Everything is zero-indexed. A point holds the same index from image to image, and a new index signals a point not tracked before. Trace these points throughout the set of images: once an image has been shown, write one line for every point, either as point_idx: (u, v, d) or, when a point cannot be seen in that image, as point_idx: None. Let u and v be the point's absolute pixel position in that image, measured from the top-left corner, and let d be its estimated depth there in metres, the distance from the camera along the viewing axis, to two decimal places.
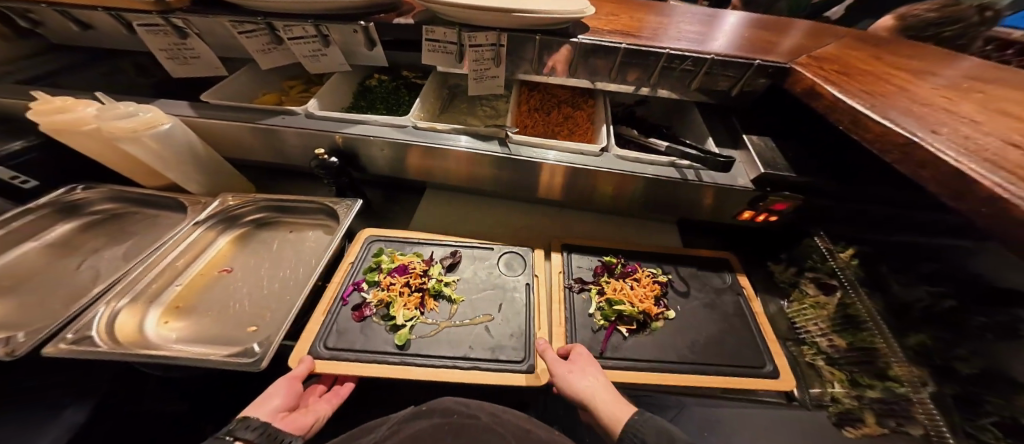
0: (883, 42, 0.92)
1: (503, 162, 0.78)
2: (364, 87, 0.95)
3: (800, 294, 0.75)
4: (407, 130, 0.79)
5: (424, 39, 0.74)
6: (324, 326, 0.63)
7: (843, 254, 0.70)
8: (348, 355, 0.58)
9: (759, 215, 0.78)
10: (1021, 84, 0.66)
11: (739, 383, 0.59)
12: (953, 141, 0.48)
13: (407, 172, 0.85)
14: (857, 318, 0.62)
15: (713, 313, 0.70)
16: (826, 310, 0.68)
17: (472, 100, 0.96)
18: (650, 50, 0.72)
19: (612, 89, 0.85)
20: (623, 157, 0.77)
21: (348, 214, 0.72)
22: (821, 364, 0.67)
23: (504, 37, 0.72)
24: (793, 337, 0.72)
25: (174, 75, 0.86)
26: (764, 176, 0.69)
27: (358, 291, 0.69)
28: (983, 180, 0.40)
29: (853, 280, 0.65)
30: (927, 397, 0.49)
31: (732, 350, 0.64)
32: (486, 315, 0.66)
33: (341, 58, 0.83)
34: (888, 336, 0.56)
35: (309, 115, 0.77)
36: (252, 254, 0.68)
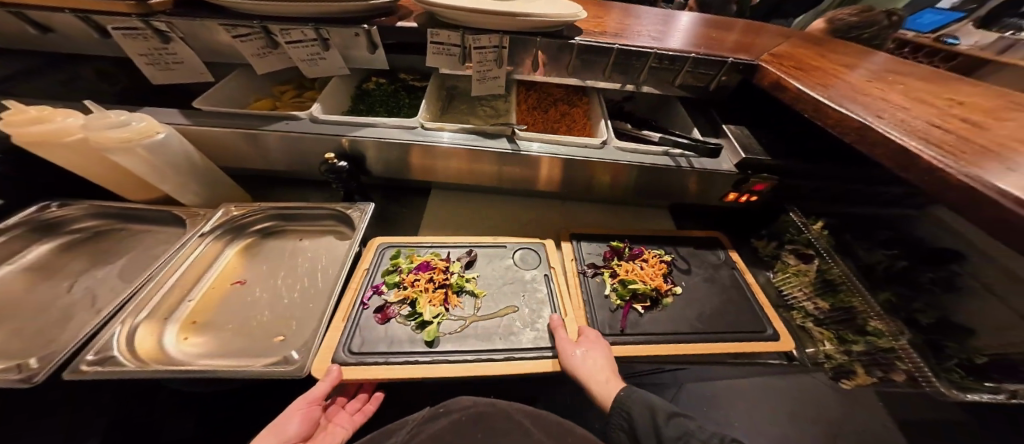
0: (822, 41, 1.06)
1: (511, 158, 0.80)
2: (363, 91, 0.95)
3: (782, 264, 0.85)
4: (416, 132, 0.79)
5: (429, 41, 0.74)
6: (346, 332, 0.59)
7: (815, 226, 0.80)
8: (375, 358, 0.56)
9: (742, 197, 0.87)
10: (929, 76, 0.80)
11: (746, 346, 0.67)
12: (895, 124, 0.58)
13: (414, 173, 0.86)
14: (834, 282, 0.72)
15: (713, 286, 0.77)
16: (807, 276, 0.79)
17: (471, 101, 0.99)
18: (637, 50, 0.79)
19: (601, 86, 0.89)
20: (621, 149, 0.83)
21: (363, 218, 0.72)
22: (811, 326, 0.75)
23: (507, 39, 0.75)
24: (783, 304, 0.81)
25: (154, 81, 0.81)
26: (746, 161, 0.78)
27: (378, 294, 0.67)
28: (923, 155, 0.49)
29: (826, 248, 0.75)
30: (905, 345, 0.58)
31: (732, 318, 0.72)
32: (510, 306, 0.68)
33: (341, 62, 0.82)
34: (864, 295, 0.66)
35: (314, 120, 0.77)
36: (265, 264, 0.67)
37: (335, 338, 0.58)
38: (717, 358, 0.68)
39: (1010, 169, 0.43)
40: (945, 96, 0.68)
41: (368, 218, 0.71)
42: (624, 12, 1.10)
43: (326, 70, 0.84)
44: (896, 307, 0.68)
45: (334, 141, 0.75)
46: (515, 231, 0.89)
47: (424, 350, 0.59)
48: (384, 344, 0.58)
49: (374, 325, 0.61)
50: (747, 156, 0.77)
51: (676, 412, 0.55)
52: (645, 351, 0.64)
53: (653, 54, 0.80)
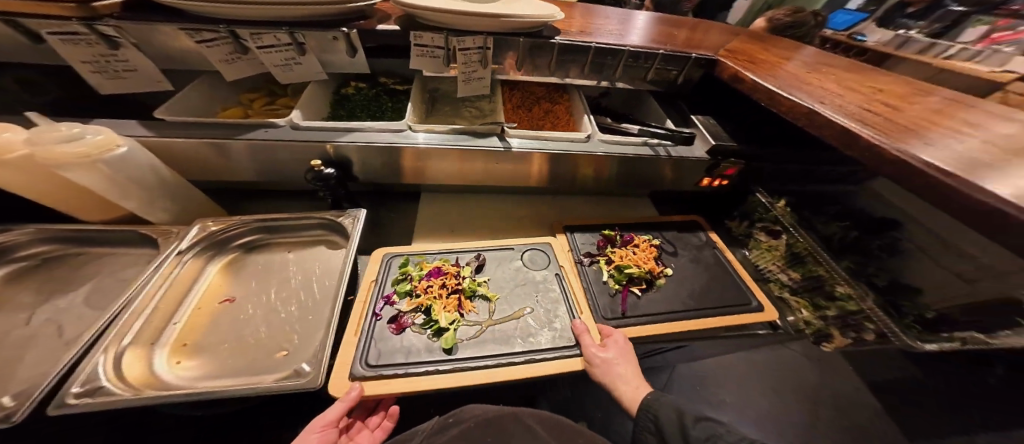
0: (764, 38, 1.19)
1: (503, 156, 0.81)
2: (342, 96, 0.92)
3: (755, 242, 0.94)
4: (404, 135, 0.78)
5: (412, 44, 0.72)
6: (361, 346, 0.60)
7: (779, 204, 0.89)
8: (396, 370, 0.56)
9: (714, 181, 0.94)
10: (855, 66, 0.92)
11: (735, 319, 0.73)
12: (837, 109, 0.66)
13: (403, 176, 0.84)
14: (801, 255, 0.82)
15: (698, 266, 0.84)
16: (778, 251, 0.88)
17: (454, 102, 0.98)
18: (610, 48, 0.83)
19: (580, 83, 0.92)
20: (605, 141, 0.87)
21: (356, 225, 0.72)
22: (787, 295, 0.83)
23: (490, 40, 0.75)
24: (761, 278, 0.88)
25: (100, 91, 0.73)
26: (717, 148, 0.85)
27: (390, 304, 0.67)
28: (863, 134, 0.57)
29: (791, 223, 0.85)
30: (872, 304, 0.67)
31: (718, 293, 0.78)
32: (525, 308, 0.69)
33: (318, 67, 0.78)
34: (827, 263, 0.75)
35: (294, 127, 0.73)
36: (249, 281, 0.72)
37: (349, 353, 0.58)
38: (710, 331, 0.74)
39: (927, 144, 0.52)
40: (873, 84, 0.80)
41: (361, 227, 0.71)
42: (592, 13, 1.15)
43: (301, 74, 0.80)
44: (853, 271, 0.78)
45: (318, 148, 0.72)
46: (509, 230, 0.90)
47: (445, 358, 0.59)
48: (402, 357, 0.58)
49: (389, 337, 0.61)
50: (717, 143, 0.84)
51: (703, 414, 0.55)
52: (645, 331, 0.68)
53: (627, 51, 0.85)
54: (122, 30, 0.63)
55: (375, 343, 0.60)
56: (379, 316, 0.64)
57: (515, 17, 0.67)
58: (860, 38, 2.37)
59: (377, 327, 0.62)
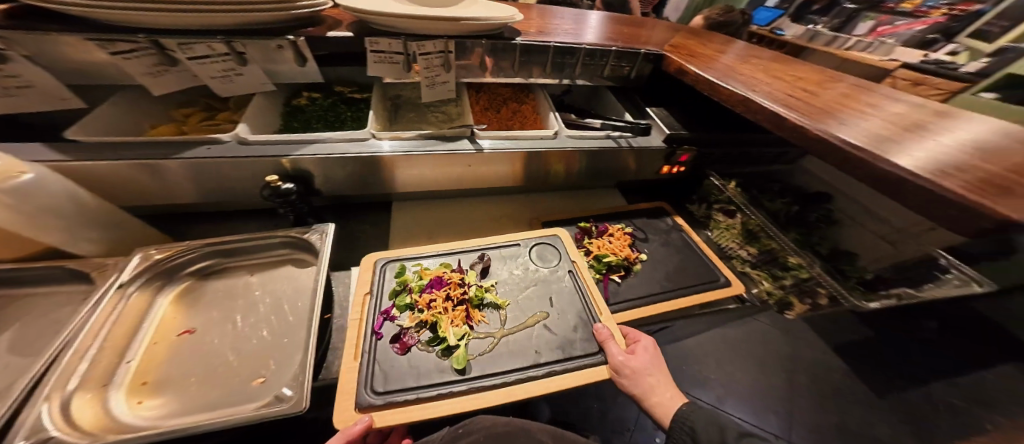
0: (703, 34, 1.30)
1: (474, 159, 0.80)
2: (294, 107, 0.86)
3: (715, 222, 1.02)
4: (368, 143, 0.74)
5: (368, 50, 0.68)
6: (364, 371, 0.56)
7: (730, 185, 0.98)
8: (406, 396, 0.53)
9: (674, 168, 1.01)
10: (779, 58, 1.04)
11: (709, 295, 0.79)
12: (767, 94, 0.74)
13: (370, 186, 0.80)
14: (755, 232, 0.91)
15: (669, 248, 0.89)
16: (735, 229, 0.96)
17: (419, 108, 0.96)
18: (568, 46, 0.86)
19: (544, 82, 0.94)
20: (572, 136, 0.90)
21: (326, 239, 0.67)
22: (748, 269, 0.91)
23: (452, 43, 0.73)
24: (725, 256, 0.95)
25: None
26: (672, 136, 0.91)
27: (390, 320, 0.63)
28: (789, 117, 0.64)
29: (742, 203, 0.94)
30: (821, 271, 0.75)
31: (690, 273, 0.83)
32: (541, 313, 0.67)
33: (264, 78, 0.72)
34: (778, 237, 0.85)
35: (242, 142, 0.67)
36: (211, 309, 0.68)
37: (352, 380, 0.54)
38: (687, 310, 0.80)
39: (842, 123, 0.60)
40: (797, 73, 0.90)
41: (330, 244, 0.66)
42: (547, 14, 1.18)
43: (246, 87, 0.73)
44: (801, 242, 0.87)
45: (272, 163, 0.67)
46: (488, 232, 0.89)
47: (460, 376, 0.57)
48: (407, 379, 0.55)
49: (394, 357, 0.58)
50: (672, 132, 0.91)
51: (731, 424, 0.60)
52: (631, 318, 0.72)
53: (584, 50, 0.88)
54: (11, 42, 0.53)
55: (377, 363, 0.57)
56: (379, 334, 0.61)
57: (477, 18, 0.66)
58: (779, 32, 2.77)
59: (385, 348, 0.59)
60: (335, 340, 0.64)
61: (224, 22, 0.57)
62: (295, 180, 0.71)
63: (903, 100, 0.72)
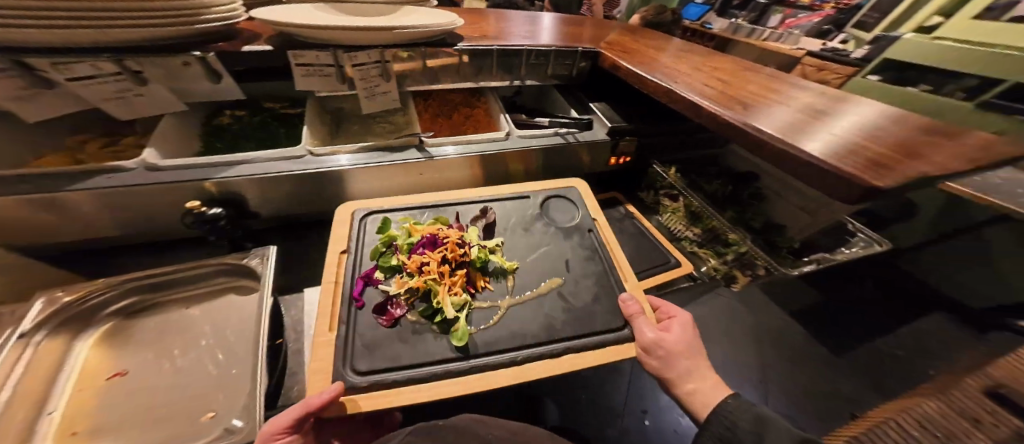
0: (638, 31, 1.38)
1: (424, 166, 0.79)
2: (216, 127, 0.78)
3: (663, 207, 1.10)
4: (304, 160, 0.69)
5: (293, 64, 0.65)
6: (342, 346, 0.55)
7: (670, 171, 1.06)
8: (393, 376, 0.52)
9: (620, 159, 1.06)
10: (704, 51, 1.14)
11: (662, 277, 0.85)
12: (687, 86, 0.81)
13: (313, 202, 0.76)
14: (697, 213, 1.00)
15: (622, 236, 0.95)
16: (680, 211, 1.05)
17: (364, 119, 0.93)
18: (511, 48, 0.87)
19: (494, 85, 0.95)
20: (523, 136, 0.92)
21: (268, 264, 0.62)
22: (695, 248, 1.00)
23: (387, 53, 0.70)
24: (676, 238, 1.04)
25: None
26: (614, 129, 0.97)
27: (371, 286, 0.64)
28: (703, 105, 0.71)
29: (681, 188, 1.03)
30: (751, 245, 0.86)
31: (645, 256, 0.90)
32: (557, 280, 0.69)
33: (171, 97, 0.65)
34: (716, 215, 0.94)
35: (152, 167, 0.60)
36: (146, 347, 0.62)
37: (330, 360, 0.52)
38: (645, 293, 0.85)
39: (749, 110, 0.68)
40: (717, 66, 0.99)
41: (271, 266, 0.61)
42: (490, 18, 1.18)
43: (153, 106, 0.66)
44: (736, 218, 0.97)
45: (194, 187, 0.61)
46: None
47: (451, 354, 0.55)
48: (393, 354, 0.54)
49: (380, 329, 0.58)
50: (614, 126, 0.96)
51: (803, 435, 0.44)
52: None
53: (525, 51, 0.90)
54: None
55: (359, 335, 0.56)
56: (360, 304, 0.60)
57: (410, 27, 0.64)
58: (708, 27, 3.02)
59: (375, 314, 0.60)
60: (292, 364, 0.61)
61: (106, 39, 0.50)
62: (222, 203, 0.65)
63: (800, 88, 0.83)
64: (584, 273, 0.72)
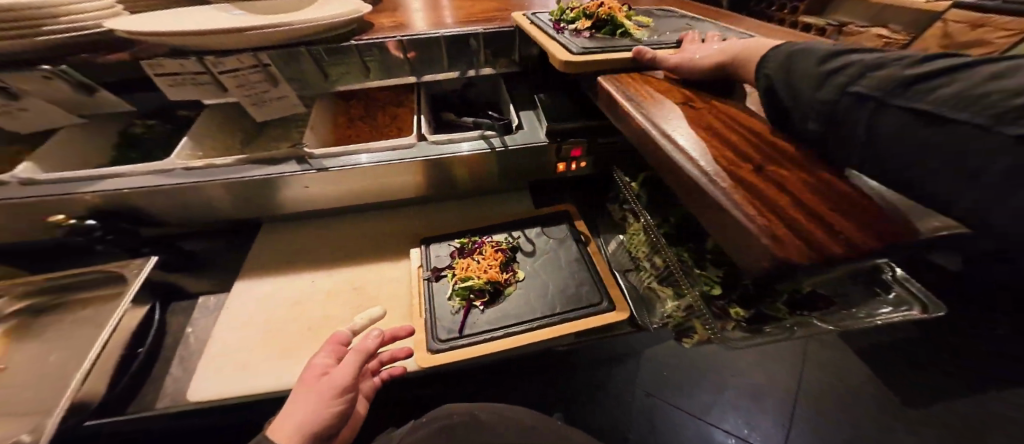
0: None
1: (315, 179, 0.67)
2: (129, 136, 0.76)
3: (628, 226, 0.78)
4: (173, 174, 0.63)
5: (152, 74, 0.57)
6: (557, 47, 0.56)
7: (633, 184, 0.76)
8: (596, 55, 0.52)
9: (571, 166, 0.79)
10: (708, 15, 0.81)
11: (581, 325, 0.64)
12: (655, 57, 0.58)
13: (223, 214, 0.71)
14: (673, 236, 0.66)
15: (553, 266, 0.74)
16: (641, 236, 0.72)
17: (284, 121, 0.83)
18: (423, 36, 0.67)
19: (436, 78, 0.75)
20: (436, 142, 0.72)
21: (141, 273, 0.63)
22: (654, 284, 0.70)
23: (266, 56, 0.59)
24: (631, 266, 0.76)
25: (21, 130, 0.67)
26: (551, 129, 0.70)
27: (561, 30, 0.63)
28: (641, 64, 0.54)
29: (640, 202, 0.72)
30: (700, 299, 0.56)
31: (565, 298, 0.68)
32: (703, 25, 0.66)
33: (58, 110, 0.66)
34: (664, 248, 0.64)
35: (25, 182, 0.60)
36: (30, 349, 0.63)
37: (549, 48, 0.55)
38: (560, 341, 0.66)
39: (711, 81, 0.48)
40: (703, 23, 0.67)
41: (141, 280, 0.61)
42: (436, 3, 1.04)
43: (104, 104, 0.69)
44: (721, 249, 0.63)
45: (70, 201, 0.60)
46: (350, 262, 0.76)
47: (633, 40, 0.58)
48: (586, 45, 0.55)
49: (580, 40, 0.57)
50: (551, 122, 0.69)
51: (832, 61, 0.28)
52: (470, 354, 0.61)
53: (440, 37, 0.68)
54: None
55: (570, 43, 0.56)
56: (559, 29, 0.62)
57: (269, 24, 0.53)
58: None
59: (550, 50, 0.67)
60: (155, 374, 0.59)
61: None
62: (110, 216, 0.64)
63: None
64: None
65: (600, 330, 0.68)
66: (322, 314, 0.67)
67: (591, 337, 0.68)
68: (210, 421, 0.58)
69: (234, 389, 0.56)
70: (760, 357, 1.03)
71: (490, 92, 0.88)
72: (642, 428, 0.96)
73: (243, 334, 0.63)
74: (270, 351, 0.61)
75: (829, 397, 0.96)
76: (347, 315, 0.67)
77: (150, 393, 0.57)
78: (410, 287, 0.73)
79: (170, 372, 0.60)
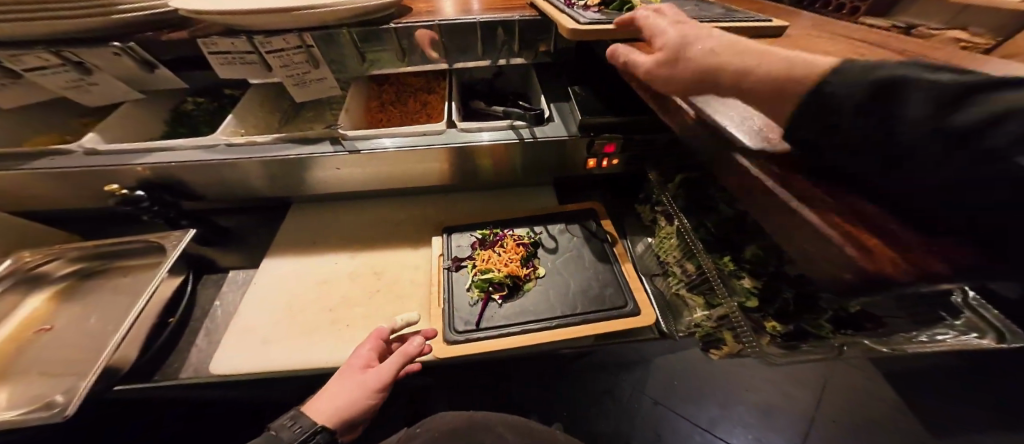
0: None
1: (348, 162, 0.68)
2: (179, 114, 0.81)
3: (658, 229, 0.75)
4: (217, 150, 0.66)
5: (207, 52, 0.61)
6: (566, 17, 0.60)
7: (670, 186, 0.72)
8: (602, 27, 0.56)
9: (602, 162, 0.77)
10: (754, 6, 0.76)
11: (604, 329, 0.61)
12: None
13: (258, 192, 0.74)
14: (710, 242, 0.63)
15: (577, 265, 0.72)
16: (673, 239, 0.69)
17: (320, 104, 0.85)
18: (460, 22, 0.67)
19: (468, 66, 0.75)
20: (465, 129, 0.71)
21: (178, 244, 0.66)
22: (683, 292, 0.66)
23: (309, 37, 0.62)
24: (659, 270, 0.72)
25: (92, 105, 0.73)
26: (584, 122, 0.67)
27: (572, 5, 0.66)
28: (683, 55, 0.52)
29: (676, 205, 0.69)
30: (737, 310, 0.52)
31: (587, 299, 0.66)
32: (711, 7, 0.68)
33: (121, 86, 0.70)
34: (700, 253, 0.60)
35: (88, 152, 0.64)
36: (79, 308, 0.68)
37: (556, 17, 0.60)
38: (578, 343, 0.64)
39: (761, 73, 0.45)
40: (751, 14, 0.63)
41: (178, 250, 0.64)
42: None
43: (161, 82, 0.71)
44: (757, 258, 0.58)
45: (124, 172, 0.64)
46: (373, 246, 0.77)
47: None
48: (595, 18, 0.59)
49: (587, 13, 0.61)
50: (583, 116, 0.67)
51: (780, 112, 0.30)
52: (485, 347, 0.59)
53: (477, 24, 0.68)
54: (11, 57, 0.58)
55: (577, 16, 0.60)
56: (569, 5, 0.64)
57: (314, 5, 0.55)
58: None
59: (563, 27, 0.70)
60: (182, 344, 0.62)
61: (42, 27, 0.55)
62: (157, 188, 0.67)
63: (851, 51, 0.50)
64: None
65: (623, 335, 0.65)
66: (343, 295, 0.68)
67: (612, 341, 0.65)
68: (234, 392, 0.61)
69: (257, 363, 0.57)
70: (779, 376, 0.94)
71: (521, 80, 0.88)
72: (645, 435, 0.93)
73: (268, 309, 0.65)
74: (293, 329, 0.62)
75: (863, 428, 0.87)
76: (366, 299, 0.68)
77: (179, 360, 0.59)
78: (429, 276, 0.73)
79: (196, 343, 0.62)
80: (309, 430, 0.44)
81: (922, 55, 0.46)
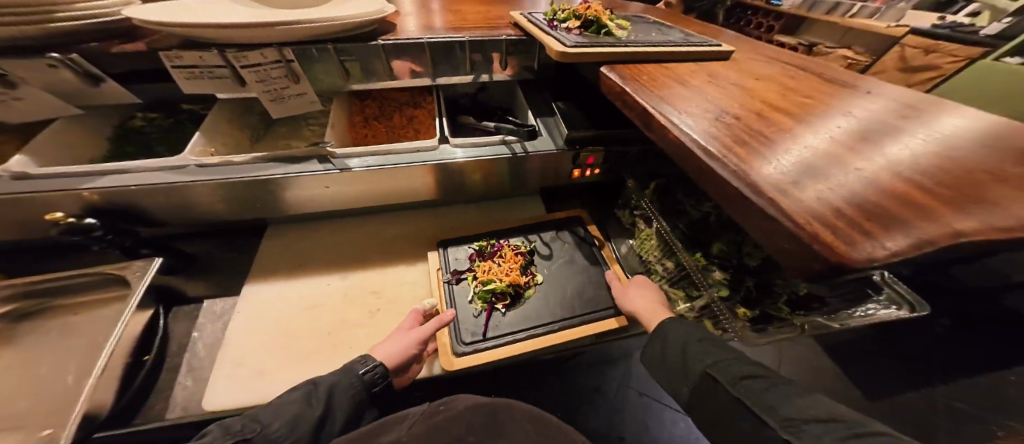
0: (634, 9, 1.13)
1: (337, 180, 0.66)
2: (130, 131, 0.73)
3: (638, 231, 0.81)
4: (186, 171, 0.60)
5: (170, 66, 0.56)
6: (552, 40, 0.64)
7: (645, 192, 0.78)
8: (586, 50, 0.62)
9: (585, 172, 0.82)
10: (705, 30, 0.87)
11: (603, 329, 0.65)
12: (671, 72, 0.63)
13: (234, 214, 0.69)
14: (685, 241, 0.70)
15: (572, 269, 0.76)
16: (653, 240, 0.75)
17: (296, 119, 0.81)
18: (448, 40, 0.68)
19: (454, 82, 0.77)
20: (458, 144, 0.72)
21: (144, 275, 0.59)
22: (665, 287, 0.72)
23: (290, 51, 0.60)
24: (643, 269, 0.78)
25: (13, 121, 0.63)
26: (570, 136, 0.72)
27: (554, 27, 0.71)
28: (659, 80, 0.58)
29: (654, 209, 0.75)
30: (716, 300, 0.59)
31: (584, 302, 0.70)
32: (673, 34, 0.77)
33: (56, 101, 0.62)
34: (682, 252, 0.66)
35: (19, 175, 0.55)
36: (8, 359, 0.58)
37: (543, 40, 0.64)
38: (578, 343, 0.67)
39: (724, 97, 0.53)
40: (706, 40, 0.72)
41: (147, 281, 0.57)
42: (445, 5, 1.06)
43: (108, 97, 0.64)
44: (721, 254, 0.67)
45: (68, 198, 0.56)
46: (364, 265, 0.75)
47: (617, 39, 0.67)
48: (578, 41, 0.64)
49: (570, 36, 0.66)
50: (570, 131, 0.72)
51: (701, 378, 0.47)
52: (491, 357, 0.61)
53: (465, 42, 0.69)
54: None
55: (561, 39, 0.64)
56: (552, 27, 0.69)
57: (299, 21, 0.54)
58: None
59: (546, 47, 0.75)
60: (163, 383, 0.55)
61: None
62: (110, 214, 0.60)
63: (783, 74, 0.60)
64: (968, 118, 0.39)
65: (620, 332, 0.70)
66: (339, 318, 0.65)
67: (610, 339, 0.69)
68: None
69: (247, 400, 0.53)
70: None
71: (504, 94, 0.91)
72: (632, 424, 0.99)
73: (253, 340, 0.60)
74: (280, 359, 0.58)
75: None
76: (364, 319, 0.65)
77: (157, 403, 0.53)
78: (423, 291, 0.72)
79: (179, 380, 0.56)
80: (373, 363, 0.52)
81: (835, 77, 0.56)
